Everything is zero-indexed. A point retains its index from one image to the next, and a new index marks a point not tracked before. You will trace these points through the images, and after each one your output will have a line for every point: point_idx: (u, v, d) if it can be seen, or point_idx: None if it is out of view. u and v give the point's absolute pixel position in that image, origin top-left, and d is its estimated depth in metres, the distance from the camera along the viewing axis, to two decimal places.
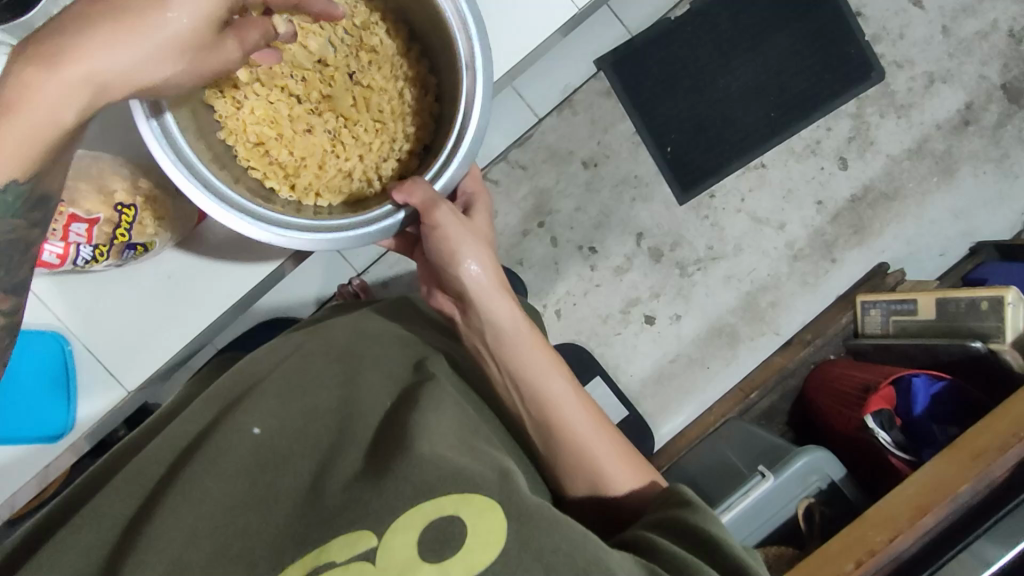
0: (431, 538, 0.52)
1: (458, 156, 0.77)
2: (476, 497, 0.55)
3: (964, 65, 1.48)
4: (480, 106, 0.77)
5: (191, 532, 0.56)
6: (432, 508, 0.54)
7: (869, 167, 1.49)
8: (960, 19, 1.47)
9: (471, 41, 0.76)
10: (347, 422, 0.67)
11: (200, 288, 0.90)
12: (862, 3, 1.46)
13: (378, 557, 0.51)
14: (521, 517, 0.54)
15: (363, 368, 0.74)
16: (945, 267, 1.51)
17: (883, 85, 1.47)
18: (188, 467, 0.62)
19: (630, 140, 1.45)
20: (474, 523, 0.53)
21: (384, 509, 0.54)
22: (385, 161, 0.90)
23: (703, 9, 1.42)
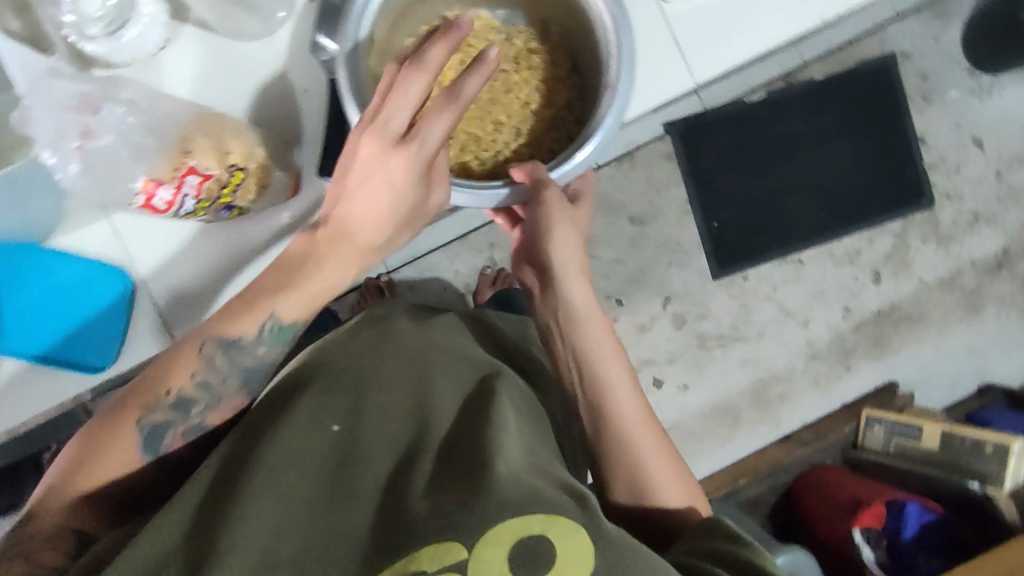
0: (523, 558, 0.49)
1: (579, 151, 0.71)
2: (560, 517, 0.51)
3: (1009, 211, 1.52)
4: (616, 100, 0.69)
5: (276, 528, 0.53)
6: (518, 525, 0.50)
7: (901, 287, 1.52)
8: (1016, 166, 1.51)
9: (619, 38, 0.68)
10: (421, 423, 0.64)
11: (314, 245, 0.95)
12: (927, 130, 1.49)
13: (469, 567, 0.48)
14: (608, 546, 0.50)
15: (437, 370, 0.69)
16: (952, 398, 1.54)
17: (931, 213, 1.50)
18: (266, 460, 0.57)
19: (680, 207, 1.47)
20: (565, 542, 0.50)
21: (468, 522, 0.50)
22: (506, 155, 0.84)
23: (779, 100, 1.42)
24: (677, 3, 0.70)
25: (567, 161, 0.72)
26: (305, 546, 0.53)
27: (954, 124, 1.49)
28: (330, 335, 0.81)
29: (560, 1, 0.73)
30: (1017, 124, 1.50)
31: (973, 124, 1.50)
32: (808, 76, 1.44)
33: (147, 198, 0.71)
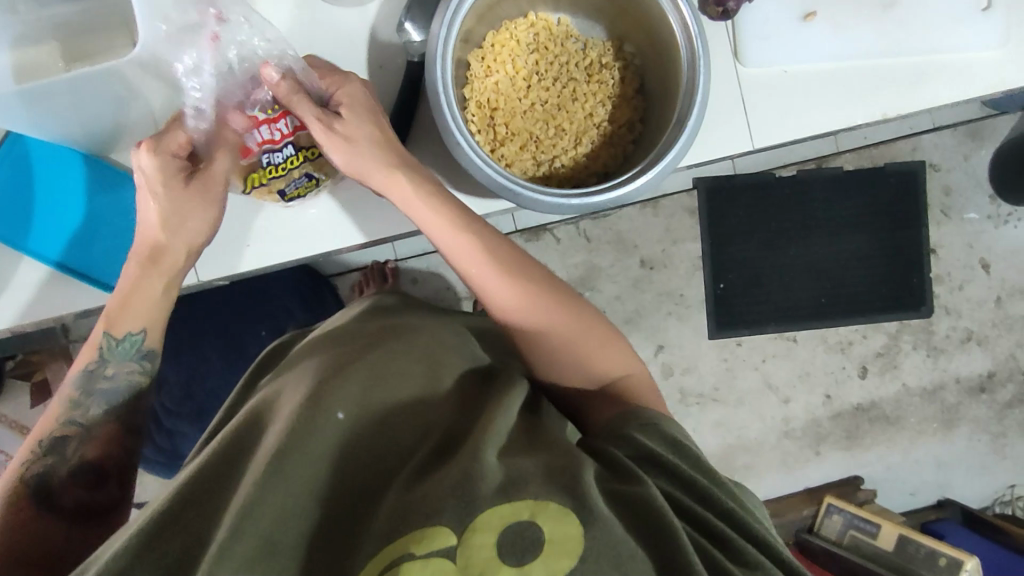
0: (514, 548, 0.45)
1: (659, 165, 0.58)
2: (552, 504, 0.47)
3: (1002, 339, 1.56)
4: (696, 110, 0.57)
5: (279, 513, 0.46)
6: (508, 507, 0.47)
7: (883, 387, 1.55)
8: (1016, 297, 1.55)
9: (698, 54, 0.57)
10: (426, 415, 0.57)
11: None
12: (940, 243, 1.53)
13: (458, 556, 0.44)
14: (600, 538, 0.46)
15: (438, 358, 0.63)
16: (911, 506, 1.56)
17: (928, 323, 1.54)
18: (264, 448, 0.50)
19: (691, 262, 1.50)
20: (553, 529, 0.46)
21: (465, 506, 0.46)
22: (552, 163, 0.65)
23: (807, 181, 1.46)
24: (753, 67, 0.69)
25: (631, 180, 0.58)
26: (304, 533, 0.47)
27: (965, 244, 1.54)
28: (337, 321, 0.74)
29: (641, 26, 0.63)
30: None
31: (983, 247, 1.54)
32: (838, 165, 1.48)
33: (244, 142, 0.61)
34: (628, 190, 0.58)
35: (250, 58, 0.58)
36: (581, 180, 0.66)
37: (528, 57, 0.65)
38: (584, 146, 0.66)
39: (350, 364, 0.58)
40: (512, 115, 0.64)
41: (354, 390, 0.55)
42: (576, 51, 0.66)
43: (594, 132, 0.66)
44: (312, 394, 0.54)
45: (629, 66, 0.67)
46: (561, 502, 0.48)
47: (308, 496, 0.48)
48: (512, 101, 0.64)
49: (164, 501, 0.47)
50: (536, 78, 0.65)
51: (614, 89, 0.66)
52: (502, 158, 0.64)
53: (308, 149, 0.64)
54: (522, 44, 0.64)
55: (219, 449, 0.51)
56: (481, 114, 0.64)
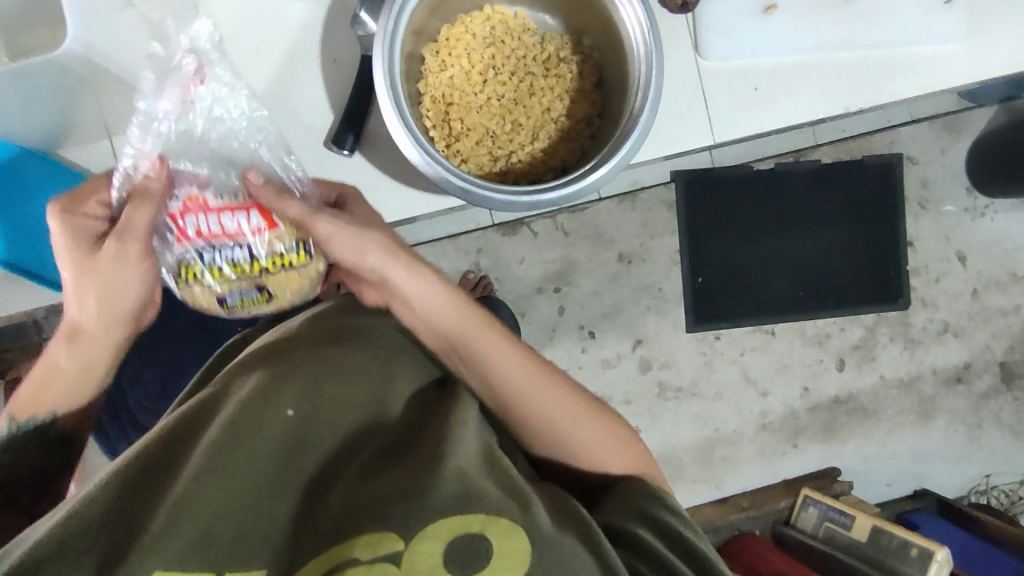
0: (460, 558, 0.45)
1: (611, 163, 0.57)
2: (502, 519, 0.47)
3: (978, 330, 1.56)
4: (648, 108, 0.56)
5: (216, 514, 0.45)
6: (458, 517, 0.46)
7: (861, 379, 1.55)
8: (992, 289, 1.56)
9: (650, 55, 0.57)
10: (381, 412, 0.54)
11: None
12: (917, 236, 1.53)
13: (403, 561, 0.44)
14: (548, 553, 0.47)
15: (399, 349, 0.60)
16: (887, 497, 1.57)
17: (904, 315, 1.54)
18: (208, 437, 0.47)
19: (669, 255, 1.49)
20: (501, 543, 0.46)
21: (412, 516, 0.46)
22: (508, 160, 0.65)
23: (784, 174, 1.46)
24: (713, 60, 0.68)
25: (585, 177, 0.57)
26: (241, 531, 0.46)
27: (942, 236, 1.54)
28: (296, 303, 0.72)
29: (597, 19, 0.62)
30: (1001, 250, 1.56)
31: (960, 239, 1.54)
32: (815, 158, 1.47)
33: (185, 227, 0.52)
34: (582, 185, 0.57)
35: (225, 138, 0.54)
36: (538, 176, 0.65)
37: (483, 51, 0.64)
38: (540, 142, 0.65)
39: (304, 351, 0.55)
40: (467, 110, 0.63)
41: (307, 383, 0.52)
42: (533, 44, 0.65)
43: (551, 127, 0.65)
44: (263, 385, 0.51)
45: (588, 60, 0.66)
46: (511, 516, 0.48)
47: (248, 495, 0.47)
48: (467, 95, 0.64)
49: (99, 485, 0.45)
50: (492, 72, 0.64)
51: (571, 83, 0.65)
52: (457, 154, 0.63)
53: (272, 261, 0.54)
54: (477, 38, 0.63)
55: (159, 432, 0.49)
56: (436, 109, 0.63)
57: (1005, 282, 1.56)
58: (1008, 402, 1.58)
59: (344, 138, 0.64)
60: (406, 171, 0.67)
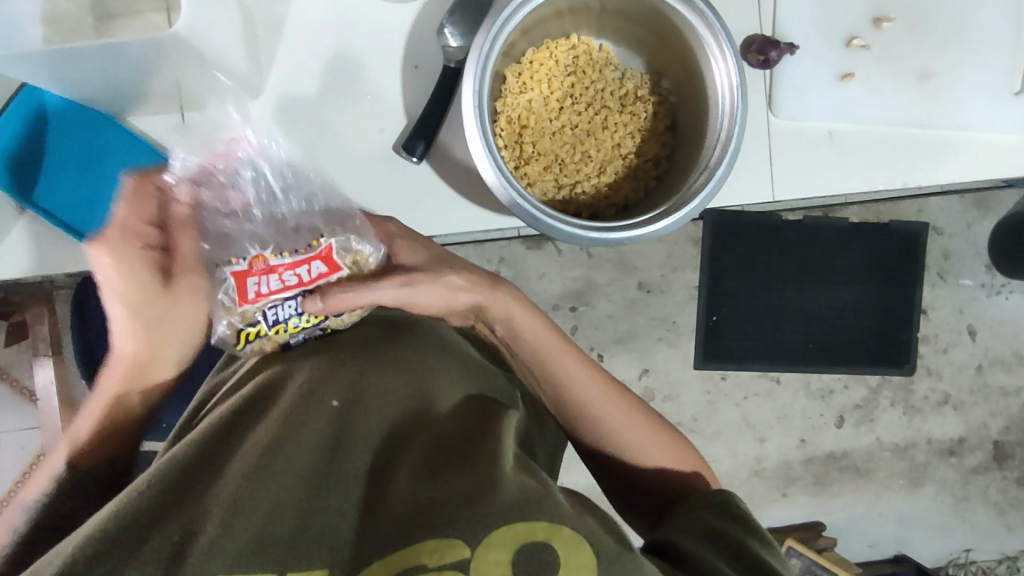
0: (528, 568, 0.44)
1: (687, 206, 0.57)
2: (566, 531, 0.45)
3: (978, 406, 1.58)
4: (730, 153, 0.57)
5: (273, 508, 0.45)
6: (522, 525, 0.45)
7: (858, 439, 1.57)
8: (997, 367, 1.57)
9: (736, 106, 0.57)
10: (423, 411, 0.53)
11: None
12: (931, 305, 1.55)
13: (471, 569, 0.43)
14: (613, 557, 0.46)
15: (442, 353, 0.59)
16: (867, 557, 1.58)
17: (908, 381, 1.56)
18: (260, 434, 0.47)
19: (687, 291, 1.50)
20: (568, 554, 0.45)
21: (473, 522, 0.44)
22: (572, 189, 0.65)
23: (812, 227, 1.47)
24: (783, 119, 0.69)
25: (674, 212, 0.58)
26: (299, 525, 0.45)
27: (956, 309, 1.55)
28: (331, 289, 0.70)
29: (682, 62, 0.62)
30: (1012, 330, 1.57)
31: (973, 314, 1.56)
32: (843, 216, 1.48)
33: (246, 272, 0.52)
34: (648, 230, 0.58)
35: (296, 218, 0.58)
36: (598, 210, 0.66)
37: (564, 80, 0.64)
38: (607, 176, 0.66)
39: (347, 351, 0.55)
40: (541, 135, 0.64)
41: (353, 377, 0.52)
42: (613, 79, 0.65)
43: (619, 163, 0.66)
44: (308, 383, 0.51)
45: (663, 102, 0.66)
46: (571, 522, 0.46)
47: (301, 488, 0.46)
48: (542, 120, 0.64)
49: (148, 479, 0.44)
50: (569, 101, 0.65)
51: (644, 122, 0.66)
52: (524, 176, 0.64)
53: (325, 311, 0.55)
54: (561, 66, 0.64)
55: (205, 427, 0.48)
56: (510, 130, 0.64)
57: (1010, 362, 1.57)
58: (998, 480, 1.59)
59: (414, 145, 0.65)
60: (470, 187, 0.67)
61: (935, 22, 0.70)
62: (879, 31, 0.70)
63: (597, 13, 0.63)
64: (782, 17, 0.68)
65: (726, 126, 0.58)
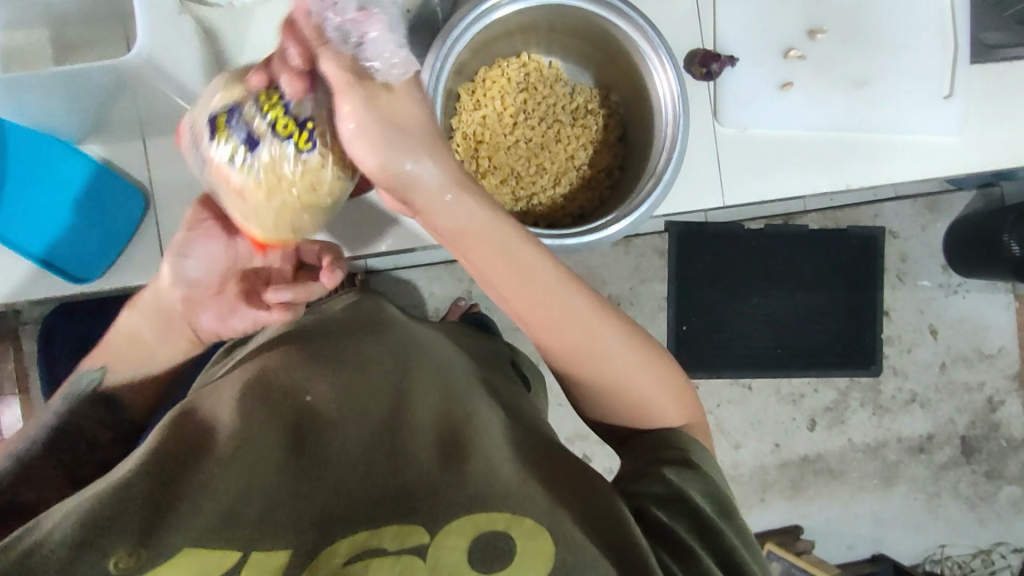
0: (484, 556, 0.41)
1: (637, 212, 0.60)
2: (528, 522, 0.43)
3: (943, 403, 1.62)
4: (674, 161, 0.59)
5: (245, 490, 0.42)
6: (482, 515, 0.43)
7: (831, 440, 1.59)
8: (959, 364, 1.62)
9: (677, 116, 0.60)
10: (393, 402, 0.52)
11: None
12: (893, 306, 1.59)
13: (429, 555, 0.41)
14: (574, 552, 0.43)
15: (416, 360, 0.59)
16: (848, 558, 1.60)
17: (876, 382, 1.59)
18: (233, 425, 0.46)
19: (657, 302, 1.52)
20: (526, 543, 0.42)
21: (443, 505, 0.43)
22: (529, 201, 0.68)
23: (774, 234, 1.51)
24: (729, 127, 0.72)
25: (628, 218, 0.60)
26: (269, 509, 0.42)
27: (917, 309, 1.60)
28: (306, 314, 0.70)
29: (628, 77, 0.65)
30: (971, 327, 1.62)
31: (933, 314, 1.61)
32: (803, 223, 1.53)
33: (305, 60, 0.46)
34: (601, 236, 0.60)
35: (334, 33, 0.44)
36: (554, 221, 0.68)
37: (516, 98, 0.67)
38: (562, 190, 0.68)
39: (309, 362, 0.55)
40: (496, 150, 0.67)
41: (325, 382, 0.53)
42: (564, 94, 0.68)
43: (573, 174, 0.68)
44: (271, 388, 0.51)
45: (614, 114, 0.69)
46: (537, 517, 0.44)
47: (266, 475, 0.43)
48: (496, 135, 0.67)
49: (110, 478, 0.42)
50: (521, 119, 0.67)
51: (596, 134, 0.68)
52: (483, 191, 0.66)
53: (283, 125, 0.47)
54: (513, 84, 0.66)
55: (170, 428, 0.47)
56: (466, 145, 0.66)
57: (972, 358, 1.62)
58: (967, 475, 1.63)
59: None
60: None
61: (867, 32, 0.74)
62: (816, 41, 0.73)
63: (545, 31, 0.65)
64: (723, 32, 0.72)
65: (672, 135, 0.60)
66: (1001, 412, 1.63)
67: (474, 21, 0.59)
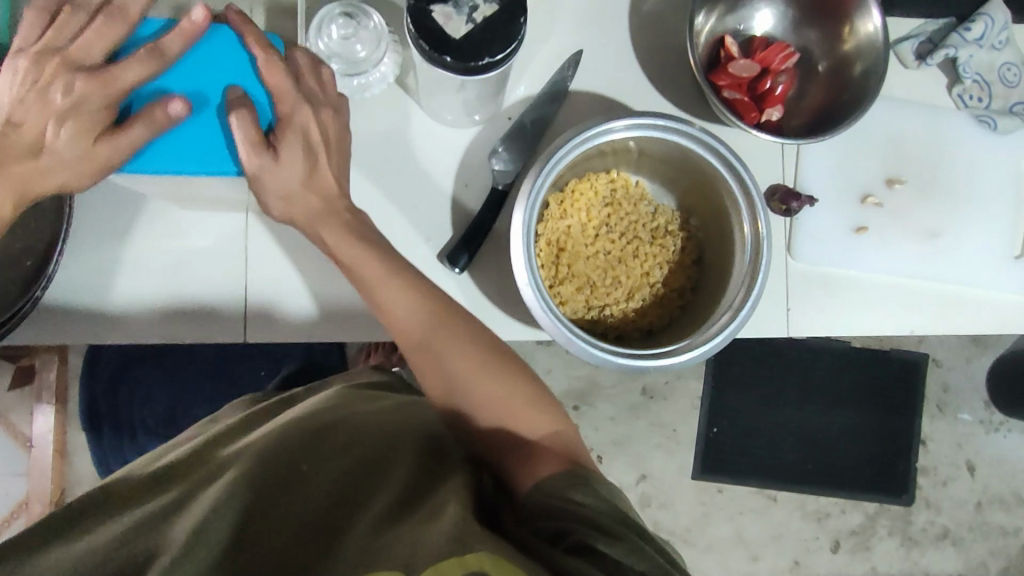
0: None
1: (711, 342, 0.62)
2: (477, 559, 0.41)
3: (975, 544, 1.56)
4: (752, 299, 0.62)
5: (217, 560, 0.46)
6: (460, 557, 0.41)
7: (851, 565, 1.55)
8: (995, 506, 1.57)
9: (761, 254, 0.62)
10: (347, 487, 0.52)
11: (334, 302, 0.72)
12: (930, 436, 1.55)
13: None
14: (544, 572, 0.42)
15: (408, 424, 0.62)
16: None
17: (906, 513, 1.55)
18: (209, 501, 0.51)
19: (691, 400, 1.51)
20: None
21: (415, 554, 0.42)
22: (599, 309, 0.69)
23: (815, 349, 1.51)
24: (802, 262, 0.73)
25: (700, 345, 0.62)
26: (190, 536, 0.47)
27: (954, 442, 1.56)
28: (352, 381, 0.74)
29: (713, 209, 0.68)
30: (1010, 469, 1.57)
31: (972, 450, 1.56)
32: (846, 341, 1.52)
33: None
34: (673, 360, 0.61)
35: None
36: (622, 334, 0.70)
37: (600, 213, 0.70)
38: (635, 305, 0.70)
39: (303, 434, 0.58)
40: (576, 259, 0.69)
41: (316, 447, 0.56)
42: (646, 213, 0.71)
43: (646, 290, 0.70)
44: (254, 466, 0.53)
45: (691, 238, 0.72)
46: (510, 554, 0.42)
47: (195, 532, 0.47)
48: (578, 244, 0.69)
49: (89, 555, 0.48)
50: (604, 232, 0.70)
51: (673, 256, 0.71)
52: (558, 296, 0.68)
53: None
54: (599, 198, 0.70)
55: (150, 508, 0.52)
56: (549, 251, 0.69)
57: (1008, 501, 1.57)
58: None
59: (458, 257, 0.69)
60: (503, 298, 0.71)
61: (942, 188, 0.76)
62: (892, 190, 0.76)
63: (636, 155, 0.69)
64: (804, 172, 0.74)
65: (753, 269, 0.63)
66: None
67: (581, 142, 0.63)
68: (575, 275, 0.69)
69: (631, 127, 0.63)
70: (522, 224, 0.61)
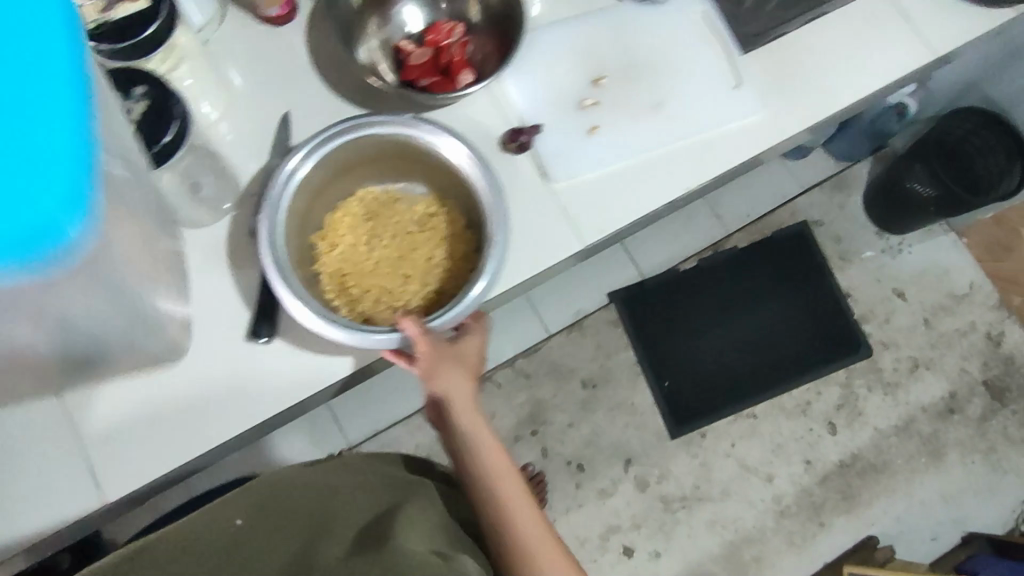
0: None
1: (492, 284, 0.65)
2: None
3: (946, 357, 1.56)
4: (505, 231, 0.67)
5: None
6: None
7: (857, 436, 1.51)
8: (940, 315, 1.58)
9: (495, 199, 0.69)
10: None
11: (172, 425, 0.71)
12: (852, 286, 1.58)
13: None
14: None
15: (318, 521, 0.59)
16: (937, 552, 1.46)
17: (873, 362, 1.54)
18: None
19: (630, 369, 1.51)
20: None
21: None
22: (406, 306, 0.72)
23: (709, 268, 1.55)
24: (561, 180, 0.79)
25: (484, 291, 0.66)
26: None
27: (874, 280, 1.58)
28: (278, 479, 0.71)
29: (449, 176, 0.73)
30: (936, 276, 1.59)
31: (892, 278, 1.59)
32: (731, 245, 1.57)
33: None
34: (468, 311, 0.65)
35: None
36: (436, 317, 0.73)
37: (366, 229, 0.75)
38: (435, 288, 0.73)
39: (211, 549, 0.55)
40: (363, 276, 0.73)
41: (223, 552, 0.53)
42: (405, 208, 0.76)
43: (437, 270, 0.74)
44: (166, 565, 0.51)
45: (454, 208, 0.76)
46: None
47: None
48: (357, 265, 0.73)
49: None
50: (378, 243, 0.75)
51: (446, 230, 0.75)
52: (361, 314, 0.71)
53: None
54: (359, 217, 0.75)
55: None
56: (335, 282, 0.72)
57: (949, 304, 1.58)
58: (1010, 418, 1.54)
59: (259, 327, 0.71)
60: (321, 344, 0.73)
61: (641, 65, 0.84)
62: (600, 90, 0.83)
63: (366, 166, 0.74)
64: (521, 111, 0.81)
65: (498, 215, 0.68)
66: (1007, 344, 1.57)
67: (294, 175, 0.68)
68: (368, 289, 0.72)
69: (331, 145, 0.69)
70: (271, 263, 0.65)
